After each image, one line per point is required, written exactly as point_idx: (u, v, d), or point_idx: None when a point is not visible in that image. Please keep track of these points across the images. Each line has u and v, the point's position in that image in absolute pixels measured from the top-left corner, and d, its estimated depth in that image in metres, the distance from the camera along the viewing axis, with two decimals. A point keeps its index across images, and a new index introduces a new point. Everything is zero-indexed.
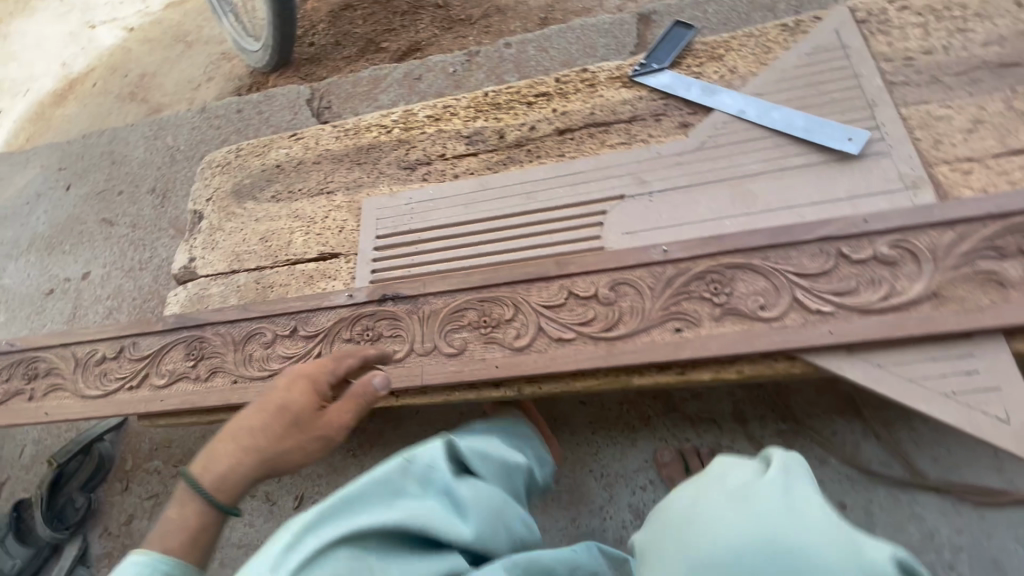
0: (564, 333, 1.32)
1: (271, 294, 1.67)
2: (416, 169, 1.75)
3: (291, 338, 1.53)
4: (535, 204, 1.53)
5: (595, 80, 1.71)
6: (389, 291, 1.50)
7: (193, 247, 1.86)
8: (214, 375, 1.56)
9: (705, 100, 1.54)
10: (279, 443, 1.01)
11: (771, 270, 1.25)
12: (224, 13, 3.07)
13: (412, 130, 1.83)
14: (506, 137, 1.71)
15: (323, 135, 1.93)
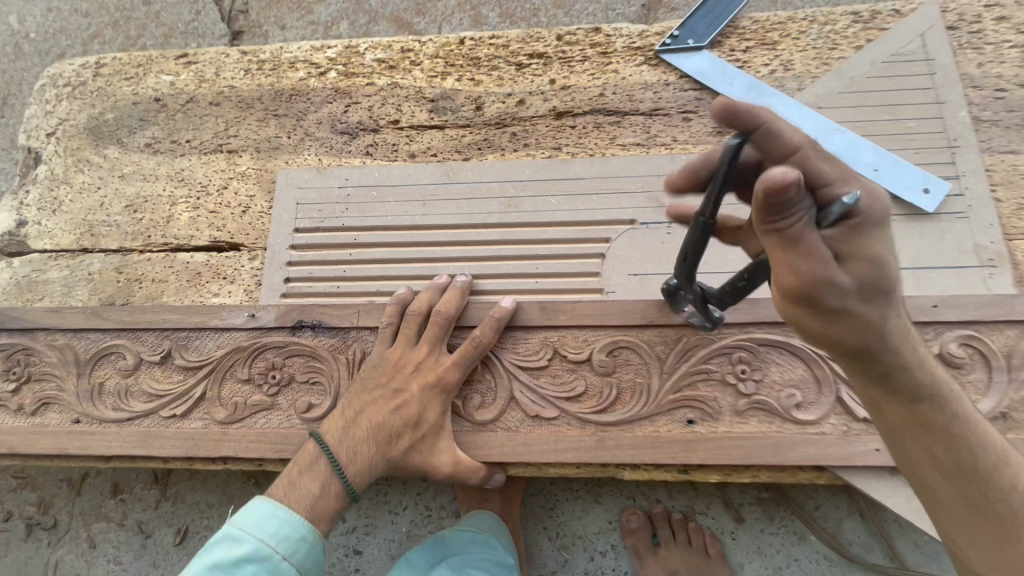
0: (543, 409, 1.00)
1: (138, 293, 1.21)
2: (355, 137, 1.28)
3: (162, 367, 1.10)
4: (515, 216, 1.15)
5: (609, 47, 1.29)
6: (308, 316, 1.10)
7: (25, 205, 1.32)
8: (46, 406, 1.12)
9: (750, 103, 1.18)
10: (389, 452, 0.94)
11: (816, 358, 0.97)
12: None
13: (355, 77, 1.33)
14: (484, 110, 1.27)
15: (226, 65, 1.38)
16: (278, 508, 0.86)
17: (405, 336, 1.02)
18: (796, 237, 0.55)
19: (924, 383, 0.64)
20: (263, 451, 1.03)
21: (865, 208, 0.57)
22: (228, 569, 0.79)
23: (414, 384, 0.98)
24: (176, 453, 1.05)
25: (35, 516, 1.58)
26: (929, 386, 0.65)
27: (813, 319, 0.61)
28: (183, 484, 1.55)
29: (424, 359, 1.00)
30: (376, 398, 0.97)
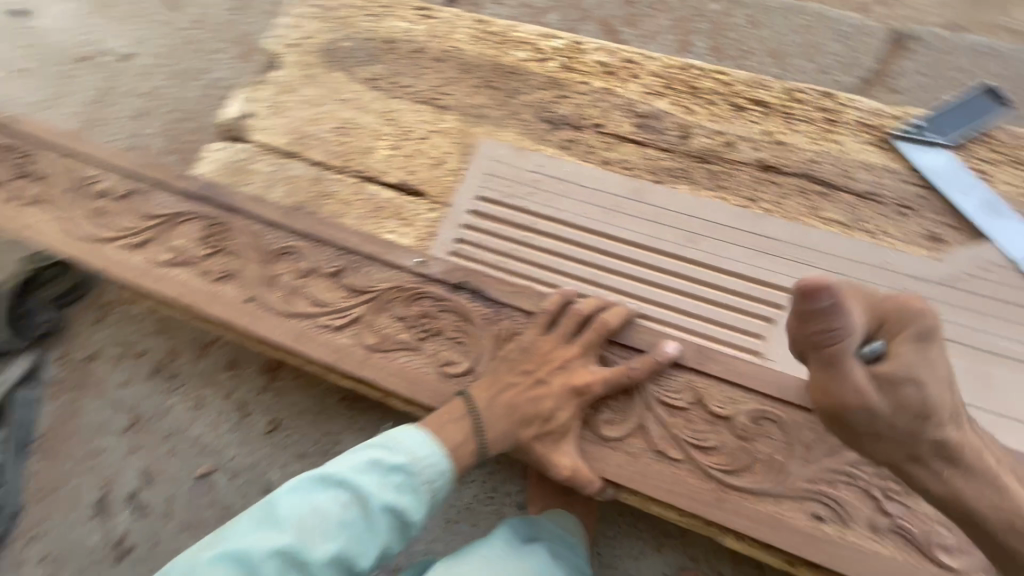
0: (670, 448, 0.99)
1: (326, 207, 1.32)
2: (558, 128, 1.32)
3: (332, 281, 1.20)
4: (693, 254, 1.14)
5: (838, 116, 1.24)
6: (472, 281, 1.15)
7: (254, 100, 1.47)
8: (226, 279, 1.24)
9: (980, 220, 1.11)
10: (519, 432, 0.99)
11: None
12: None
13: (574, 71, 1.37)
14: (690, 140, 1.27)
15: (460, 26, 1.46)
16: (430, 439, 0.93)
17: (561, 332, 1.05)
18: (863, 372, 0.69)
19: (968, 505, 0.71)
20: (398, 388, 1.10)
21: (895, 328, 0.69)
22: (382, 470, 0.88)
23: (557, 381, 1.01)
24: (322, 361, 1.14)
25: (162, 363, 1.77)
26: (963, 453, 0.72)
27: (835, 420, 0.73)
28: (288, 382, 1.69)
29: (572, 361, 1.02)
30: (519, 382, 1.02)
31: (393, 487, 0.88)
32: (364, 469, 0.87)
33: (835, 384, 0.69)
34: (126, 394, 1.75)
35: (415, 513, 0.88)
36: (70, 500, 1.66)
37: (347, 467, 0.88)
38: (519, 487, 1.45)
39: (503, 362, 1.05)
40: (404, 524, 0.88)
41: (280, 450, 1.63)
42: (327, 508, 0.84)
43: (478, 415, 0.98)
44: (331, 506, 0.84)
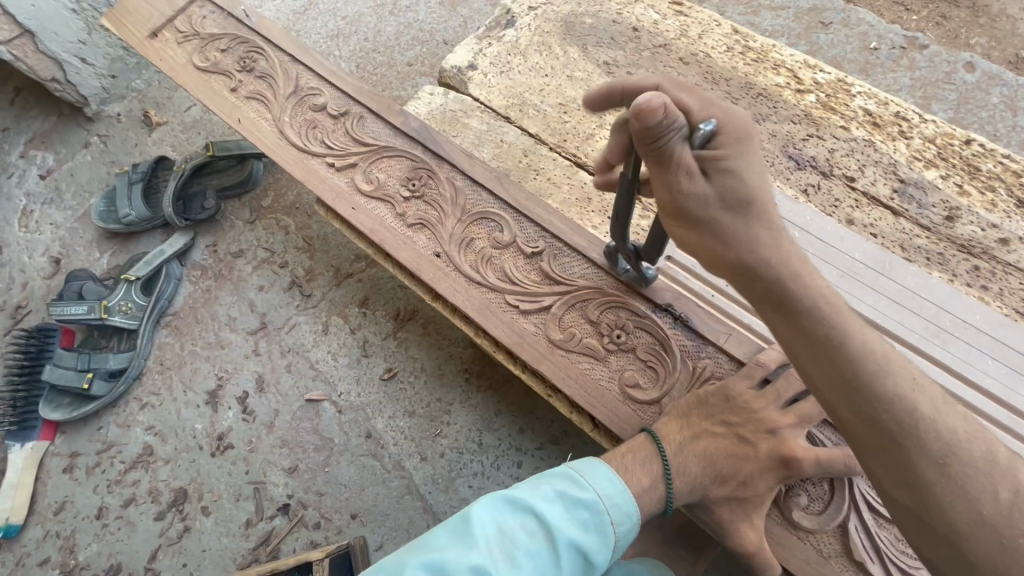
0: (871, 563, 0.87)
1: (532, 182, 1.26)
2: (802, 169, 1.19)
3: (527, 260, 1.14)
4: (936, 352, 1.00)
5: None
6: (678, 307, 1.06)
7: (481, 53, 1.43)
8: (420, 227, 1.22)
9: None
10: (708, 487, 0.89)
11: None
12: None
13: (833, 112, 1.23)
14: (955, 224, 1.11)
15: (713, 33, 1.36)
16: (617, 478, 0.86)
17: (775, 392, 0.93)
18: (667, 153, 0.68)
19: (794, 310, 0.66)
20: (573, 392, 1.04)
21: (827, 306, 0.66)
22: (570, 502, 0.82)
23: (765, 446, 0.89)
24: (501, 339, 1.09)
25: (300, 278, 1.80)
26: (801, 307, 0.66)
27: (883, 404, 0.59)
28: (414, 335, 1.67)
29: (785, 429, 0.90)
30: (720, 432, 0.91)
31: (580, 523, 0.82)
32: (551, 499, 0.82)
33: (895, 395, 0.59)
34: (260, 298, 1.79)
35: (599, 556, 0.81)
36: (186, 381, 1.72)
37: (531, 494, 0.83)
38: None
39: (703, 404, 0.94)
40: (586, 566, 0.81)
41: (389, 400, 1.61)
42: (514, 532, 0.79)
43: (668, 454, 0.90)
44: (519, 531, 0.79)
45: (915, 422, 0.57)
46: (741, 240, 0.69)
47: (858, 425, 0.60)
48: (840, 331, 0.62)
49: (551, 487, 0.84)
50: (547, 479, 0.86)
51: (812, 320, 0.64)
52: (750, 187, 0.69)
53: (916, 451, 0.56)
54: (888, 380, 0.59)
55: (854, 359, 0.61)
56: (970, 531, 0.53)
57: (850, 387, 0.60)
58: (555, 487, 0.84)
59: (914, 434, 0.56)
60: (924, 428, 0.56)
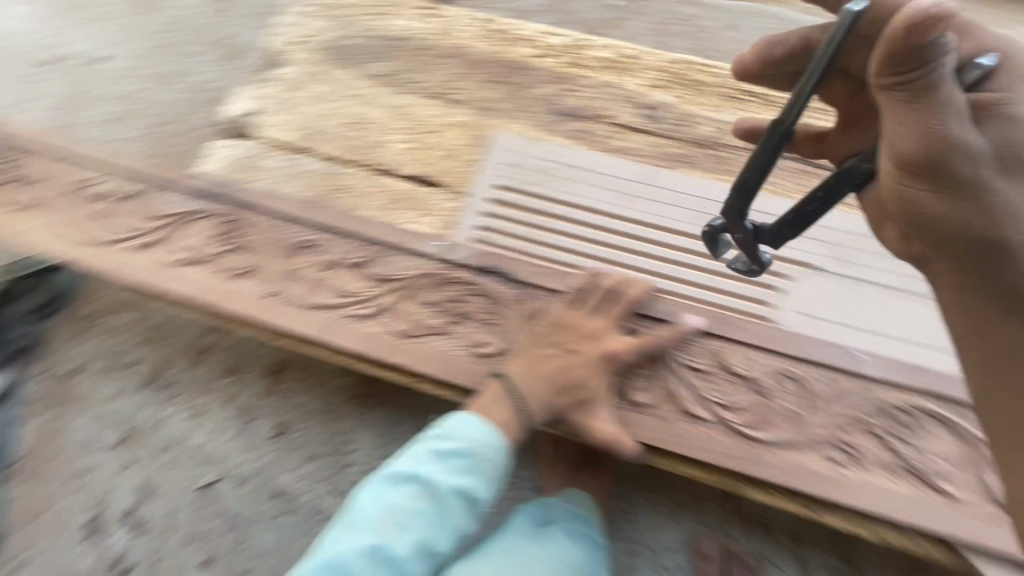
0: (700, 410, 1.05)
1: (341, 201, 1.32)
2: (567, 119, 1.37)
3: (355, 271, 1.20)
4: (702, 232, 1.22)
5: (821, 104, 1.36)
6: (498, 264, 1.18)
7: (257, 97, 1.45)
8: (246, 275, 1.24)
9: None
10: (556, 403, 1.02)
11: (971, 439, 1.02)
12: None
13: (578, 65, 1.43)
14: (692, 129, 1.35)
15: (464, 22, 1.46)
16: (479, 420, 0.98)
17: (587, 307, 1.09)
18: (920, 86, 0.60)
19: (969, 176, 0.64)
20: (432, 370, 1.12)
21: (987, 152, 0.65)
22: (440, 457, 0.96)
23: (588, 350, 1.05)
24: (353, 349, 1.15)
25: (154, 372, 1.70)
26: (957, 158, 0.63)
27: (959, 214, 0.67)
28: (293, 383, 1.65)
29: (600, 332, 1.06)
30: (552, 352, 1.05)
31: (456, 470, 0.95)
32: (427, 459, 0.96)
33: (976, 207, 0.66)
34: (117, 407, 1.67)
35: (480, 490, 0.96)
36: (59, 523, 1.56)
37: (410, 462, 0.96)
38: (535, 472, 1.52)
39: (534, 337, 1.08)
40: (472, 502, 0.96)
41: (288, 453, 1.59)
42: (403, 500, 0.93)
43: (514, 385, 1.01)
44: (401, 501, 0.93)
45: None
46: (1001, 203, 0.66)
47: (979, 300, 0.73)
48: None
49: (422, 450, 0.97)
50: (420, 443, 0.98)
51: (963, 169, 0.64)
52: (1010, 138, 0.65)
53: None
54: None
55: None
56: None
57: (993, 283, 0.70)
58: (427, 447, 0.97)
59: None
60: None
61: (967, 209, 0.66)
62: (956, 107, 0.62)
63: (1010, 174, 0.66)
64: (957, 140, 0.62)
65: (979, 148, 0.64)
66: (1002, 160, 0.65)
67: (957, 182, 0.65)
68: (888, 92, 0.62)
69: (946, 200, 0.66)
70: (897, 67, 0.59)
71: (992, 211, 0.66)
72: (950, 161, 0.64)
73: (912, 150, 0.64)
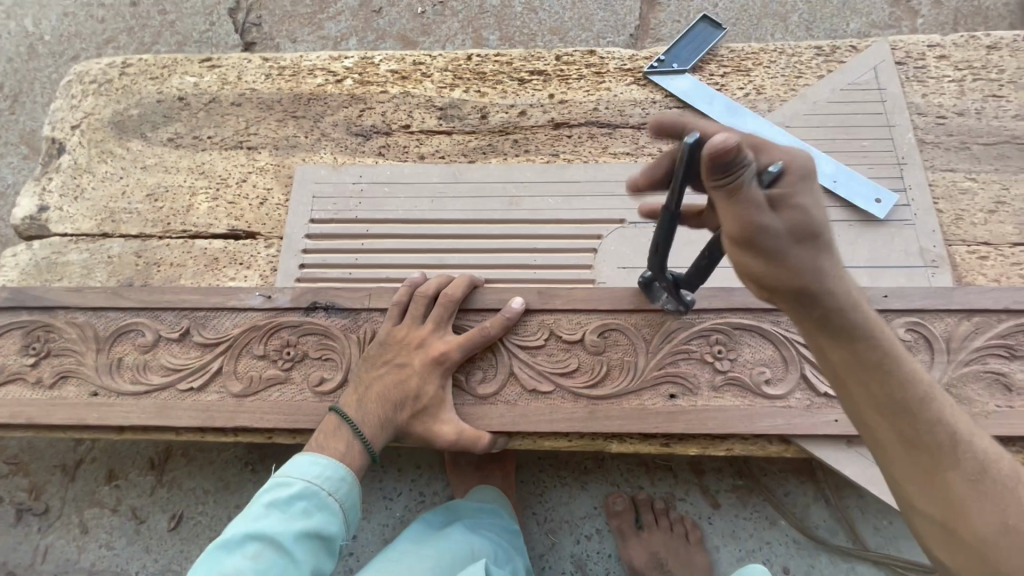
0: (540, 384, 1.09)
1: (156, 276, 1.27)
2: (370, 138, 1.38)
3: (180, 344, 1.16)
4: (515, 215, 1.26)
5: (603, 68, 1.43)
6: (322, 298, 1.17)
7: (47, 192, 1.37)
8: (64, 380, 1.16)
9: (726, 121, 1.32)
10: (398, 418, 1.04)
11: (783, 340, 1.10)
12: None
13: (370, 84, 1.44)
14: (490, 119, 1.39)
15: (249, 69, 1.47)
16: (318, 456, 0.98)
17: (410, 317, 1.10)
18: (735, 187, 0.63)
19: (789, 253, 0.65)
20: (276, 421, 1.09)
21: (805, 232, 0.64)
22: (283, 505, 0.92)
23: (418, 359, 1.07)
24: (192, 424, 1.10)
25: (26, 501, 1.58)
26: (765, 240, 0.64)
27: (789, 291, 0.67)
28: (179, 470, 1.58)
29: (427, 337, 1.08)
30: (383, 371, 1.07)
31: (299, 514, 0.92)
32: (264, 513, 0.90)
33: (801, 280, 0.65)
34: None
35: (332, 526, 0.94)
36: None
37: (243, 524, 0.89)
38: (444, 484, 1.51)
39: (367, 360, 1.08)
40: (325, 542, 0.93)
41: (190, 542, 1.51)
42: (240, 566, 0.84)
43: (349, 413, 1.04)
44: (243, 561, 0.85)
45: (927, 396, 0.65)
46: (816, 270, 0.66)
47: (813, 327, 0.69)
48: (900, 360, 0.67)
49: (261, 503, 0.92)
50: (259, 499, 0.93)
51: (784, 253, 0.65)
52: (819, 215, 0.65)
53: (939, 429, 0.64)
54: (906, 369, 0.66)
55: (895, 367, 0.67)
56: (959, 481, 0.61)
57: (817, 317, 0.68)
58: (266, 499, 0.92)
59: (922, 401, 0.65)
60: (985, 453, 0.62)
61: (788, 278, 0.66)
62: (758, 198, 0.63)
63: (816, 244, 0.65)
64: (766, 226, 0.63)
65: (786, 230, 0.64)
66: (807, 236, 0.64)
67: (772, 256, 0.65)
68: (711, 191, 0.65)
69: (767, 267, 0.66)
70: (712, 169, 0.62)
71: (825, 273, 0.66)
72: (761, 241, 0.64)
73: (733, 231, 0.65)
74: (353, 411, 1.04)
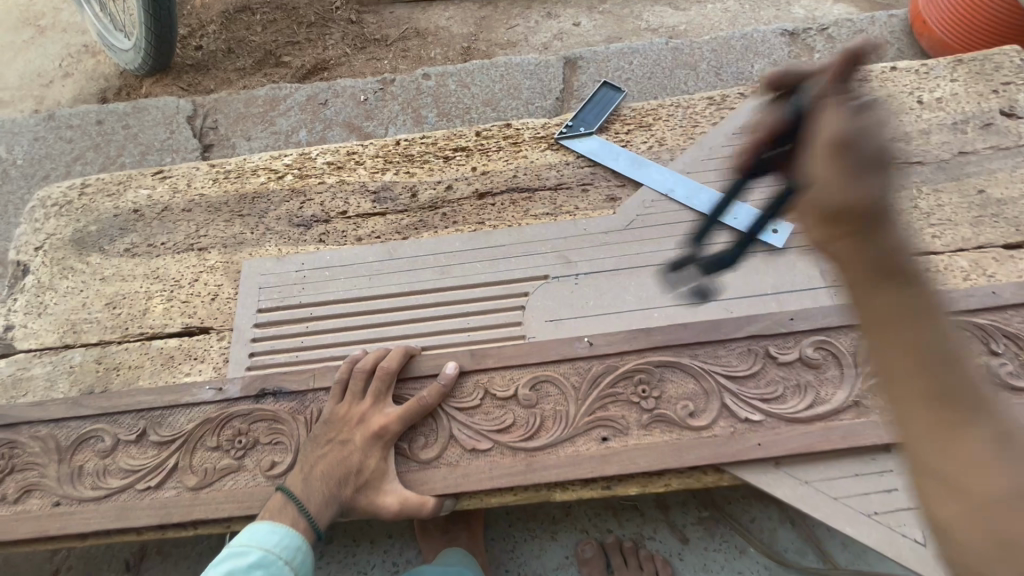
0: (479, 442, 1.15)
1: (115, 380, 1.33)
2: (310, 227, 1.49)
3: (138, 444, 1.22)
4: (447, 282, 1.35)
5: (519, 138, 1.57)
6: (268, 383, 1.24)
7: (12, 312, 1.46)
8: (27, 494, 1.20)
9: (632, 174, 1.45)
10: (343, 493, 1.09)
11: (702, 372, 1.16)
12: (108, 30, 2.59)
13: (308, 177, 1.56)
14: (419, 196, 1.51)
15: (198, 176, 1.60)
16: (272, 525, 1.05)
17: (350, 393, 1.17)
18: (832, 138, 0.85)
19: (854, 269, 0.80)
20: (231, 509, 1.13)
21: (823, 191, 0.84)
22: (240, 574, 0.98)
23: (358, 434, 1.12)
24: (151, 522, 1.14)
25: None
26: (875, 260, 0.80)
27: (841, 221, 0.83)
28: (153, 568, 1.58)
29: (367, 411, 1.15)
30: (327, 449, 1.12)
31: None
32: None
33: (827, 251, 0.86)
34: None
35: None
36: None
37: None
38: (416, 550, 1.51)
39: (311, 440, 1.14)
40: None
41: None
42: None
43: (292, 490, 1.09)
44: None
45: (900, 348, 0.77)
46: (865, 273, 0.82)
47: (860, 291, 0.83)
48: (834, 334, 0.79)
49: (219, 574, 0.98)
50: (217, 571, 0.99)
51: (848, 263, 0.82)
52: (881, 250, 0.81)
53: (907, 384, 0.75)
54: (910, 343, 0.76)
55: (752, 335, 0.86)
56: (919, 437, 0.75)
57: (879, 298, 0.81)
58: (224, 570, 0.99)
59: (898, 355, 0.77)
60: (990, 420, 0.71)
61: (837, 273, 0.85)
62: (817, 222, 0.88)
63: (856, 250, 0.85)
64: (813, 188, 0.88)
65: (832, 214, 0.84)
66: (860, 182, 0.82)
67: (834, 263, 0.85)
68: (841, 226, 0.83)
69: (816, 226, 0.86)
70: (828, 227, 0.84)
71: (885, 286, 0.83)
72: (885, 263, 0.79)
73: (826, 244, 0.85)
74: (295, 492, 1.08)
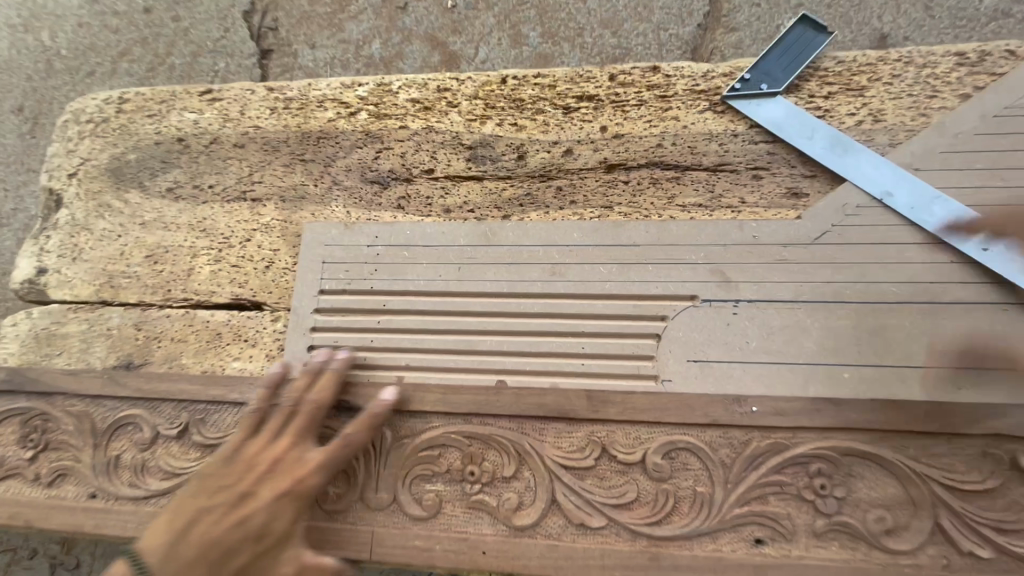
0: (589, 516, 0.90)
1: (154, 355, 1.13)
2: (387, 187, 1.17)
3: (182, 442, 1.04)
4: (558, 288, 1.03)
5: (668, 89, 1.15)
6: (328, 394, 1.02)
7: (44, 252, 1.25)
8: (62, 478, 1.06)
9: (831, 162, 1.03)
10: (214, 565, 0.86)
11: (910, 475, 0.85)
12: None
13: (387, 118, 1.22)
14: (527, 159, 1.15)
15: (253, 101, 1.28)
16: None
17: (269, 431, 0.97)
18: None
19: None
20: None
21: None
22: None
23: (265, 485, 0.92)
24: None
25: (58, 556, 1.53)
26: None
27: None
28: None
29: (275, 454, 0.95)
30: (216, 504, 0.91)
31: None
32: None
33: None
34: None
35: None
36: None
37: None
38: None
39: (194, 483, 0.94)
40: None
41: None
42: None
43: (149, 565, 0.87)
44: None
45: None
46: None
47: None
48: None
49: None
50: None
51: None
52: None
53: None
54: None
55: None
56: None
57: None
58: None
59: None
60: None
61: None
62: None
63: None
64: None
65: None
66: None
67: None
68: None
69: None
70: None
71: None
72: None
73: None
74: (157, 569, 0.86)
